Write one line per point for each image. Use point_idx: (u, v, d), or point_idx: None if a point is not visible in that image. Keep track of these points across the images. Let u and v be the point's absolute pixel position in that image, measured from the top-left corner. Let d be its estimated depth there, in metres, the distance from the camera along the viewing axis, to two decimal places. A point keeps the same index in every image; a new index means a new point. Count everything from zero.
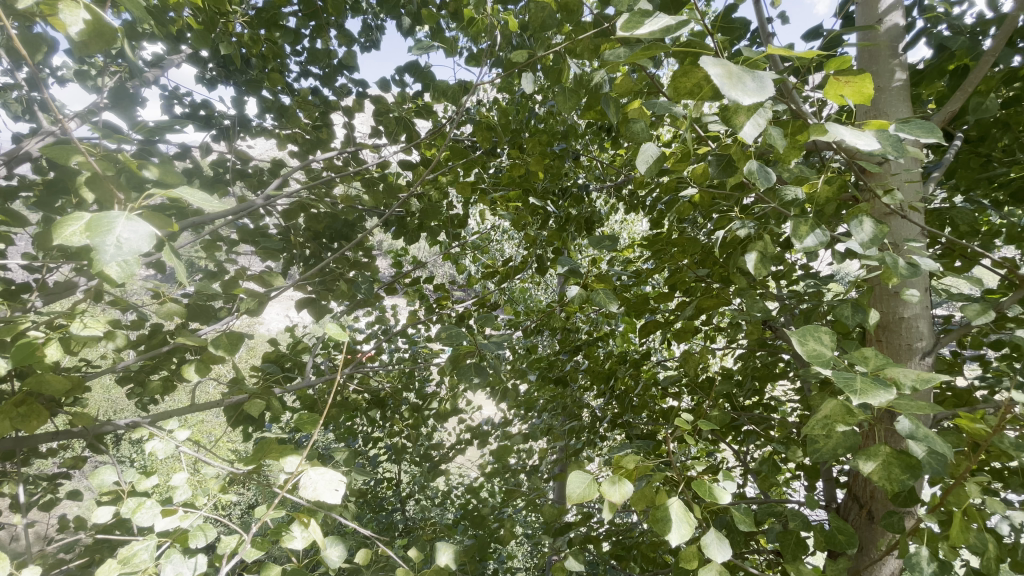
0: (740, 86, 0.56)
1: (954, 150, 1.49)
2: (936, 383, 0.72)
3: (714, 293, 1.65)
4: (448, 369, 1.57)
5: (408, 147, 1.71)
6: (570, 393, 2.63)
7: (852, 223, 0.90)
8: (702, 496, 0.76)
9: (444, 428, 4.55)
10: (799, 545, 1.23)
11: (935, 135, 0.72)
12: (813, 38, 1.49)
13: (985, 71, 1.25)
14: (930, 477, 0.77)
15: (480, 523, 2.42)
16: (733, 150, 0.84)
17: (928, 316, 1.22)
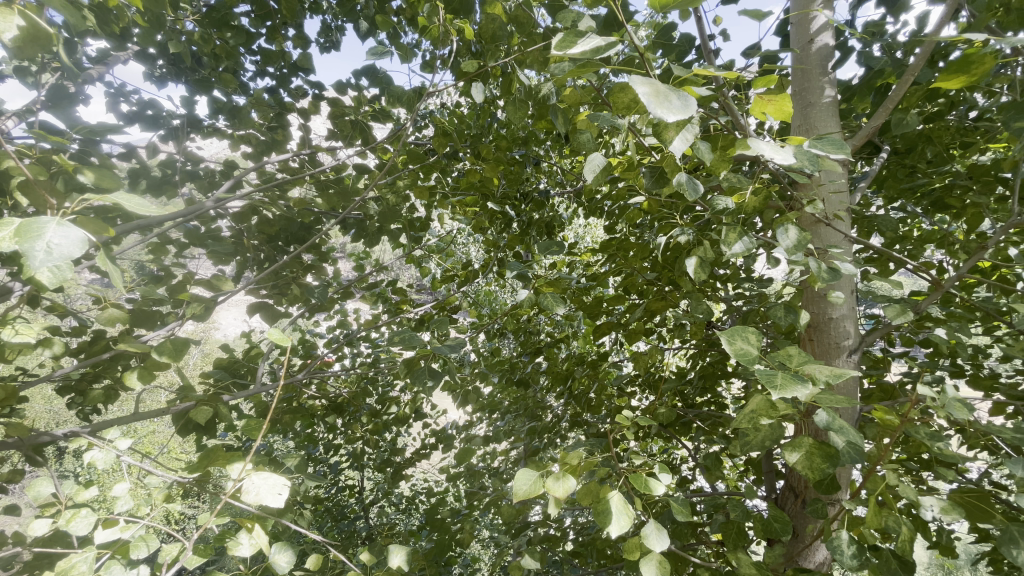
0: (665, 104, 0.61)
1: (879, 162, 1.61)
2: (848, 377, 0.79)
3: (664, 296, 1.71)
4: (403, 374, 1.60)
5: (364, 150, 1.71)
6: (532, 396, 2.67)
7: (779, 231, 0.97)
8: (638, 488, 0.80)
9: (409, 433, 4.52)
10: (740, 534, 1.29)
11: (847, 151, 0.78)
12: (752, 55, 1.57)
13: (904, 90, 1.36)
14: (846, 464, 0.84)
15: (442, 527, 2.42)
16: (669, 162, 0.90)
17: (854, 317, 1.32)
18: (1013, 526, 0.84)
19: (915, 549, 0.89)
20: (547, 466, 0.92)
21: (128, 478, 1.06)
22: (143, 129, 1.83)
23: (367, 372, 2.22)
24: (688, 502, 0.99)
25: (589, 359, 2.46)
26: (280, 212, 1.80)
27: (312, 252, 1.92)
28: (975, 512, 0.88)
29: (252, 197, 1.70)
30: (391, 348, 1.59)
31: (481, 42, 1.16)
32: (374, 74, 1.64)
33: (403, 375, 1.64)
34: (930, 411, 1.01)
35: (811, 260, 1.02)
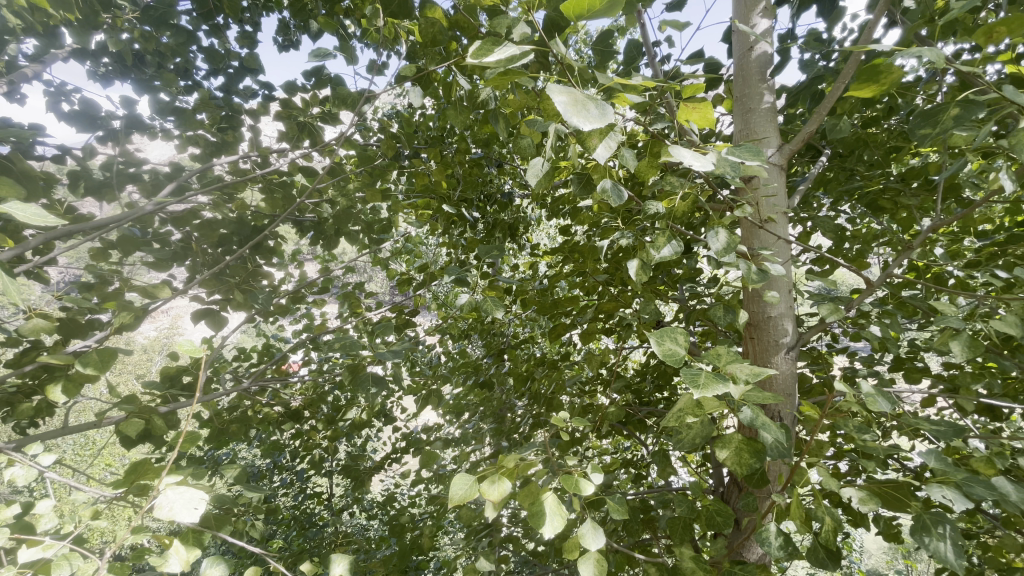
0: (580, 113, 0.62)
1: (818, 165, 1.67)
2: (766, 375, 0.82)
3: (617, 296, 1.74)
4: (346, 379, 1.61)
5: (309, 153, 1.68)
6: (494, 397, 2.68)
7: (710, 233, 1.00)
8: (569, 489, 0.81)
9: (379, 436, 4.48)
10: (686, 529, 1.32)
11: (763, 159, 0.81)
12: (696, 61, 1.62)
13: (835, 97, 1.42)
14: (771, 459, 0.88)
15: (403, 531, 2.41)
16: (601, 169, 0.92)
17: (792, 316, 1.37)
18: (925, 514, 0.87)
19: (839, 539, 0.93)
20: (485, 469, 0.92)
21: (51, 495, 1.02)
22: (81, 131, 1.76)
23: (323, 378, 2.19)
24: (626, 500, 1.01)
25: (551, 359, 2.48)
26: (227, 216, 1.75)
27: (261, 256, 1.88)
28: (892, 501, 0.91)
29: (195, 201, 1.65)
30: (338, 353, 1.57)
31: (422, 44, 1.16)
32: (321, 75, 1.62)
33: (347, 381, 1.62)
34: (856, 404, 1.05)
35: (742, 262, 1.06)
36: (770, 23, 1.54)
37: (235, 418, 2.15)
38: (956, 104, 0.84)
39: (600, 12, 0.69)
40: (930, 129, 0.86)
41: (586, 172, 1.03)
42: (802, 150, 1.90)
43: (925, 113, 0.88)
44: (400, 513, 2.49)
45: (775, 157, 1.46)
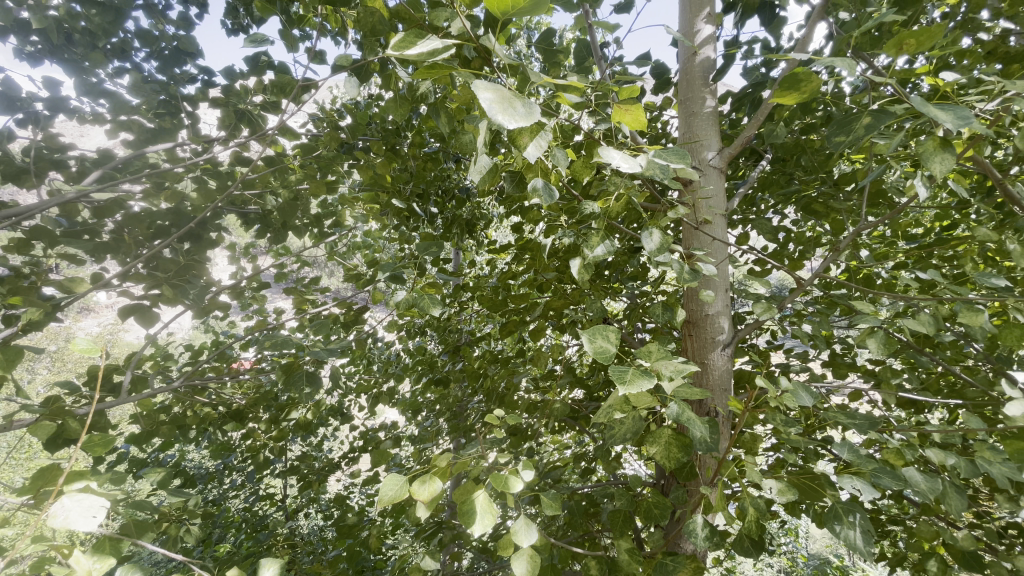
0: (504, 111, 0.62)
1: (758, 168, 1.73)
2: (687, 372, 0.85)
3: (566, 293, 1.76)
4: (280, 378, 1.55)
5: (246, 142, 1.61)
6: (449, 395, 2.66)
7: (645, 234, 1.03)
8: (498, 487, 0.81)
9: (336, 436, 4.38)
10: (626, 521, 1.35)
11: (690, 162, 0.83)
12: (644, 63, 1.64)
13: (770, 105, 1.48)
14: (698, 452, 0.91)
15: (351, 533, 2.36)
16: (537, 167, 0.92)
17: (728, 314, 1.42)
18: (838, 503, 0.91)
19: (760, 528, 0.97)
20: (418, 469, 0.91)
21: None
22: None
23: (268, 376, 2.12)
24: (560, 497, 1.03)
25: (506, 356, 2.49)
26: (159, 206, 1.66)
27: (197, 249, 1.79)
28: (810, 492, 0.97)
29: (121, 190, 1.55)
30: (274, 351, 1.51)
31: (362, 33, 1.13)
32: (260, 61, 1.55)
33: (281, 381, 1.57)
34: (781, 398, 1.10)
35: (676, 262, 1.10)
36: (714, 29, 1.58)
37: (170, 418, 2.06)
38: (867, 114, 0.88)
39: (527, 9, 0.69)
40: (845, 136, 0.91)
41: (521, 171, 1.03)
42: (744, 154, 1.97)
43: (841, 122, 0.92)
44: (348, 514, 2.44)
45: (715, 159, 1.50)
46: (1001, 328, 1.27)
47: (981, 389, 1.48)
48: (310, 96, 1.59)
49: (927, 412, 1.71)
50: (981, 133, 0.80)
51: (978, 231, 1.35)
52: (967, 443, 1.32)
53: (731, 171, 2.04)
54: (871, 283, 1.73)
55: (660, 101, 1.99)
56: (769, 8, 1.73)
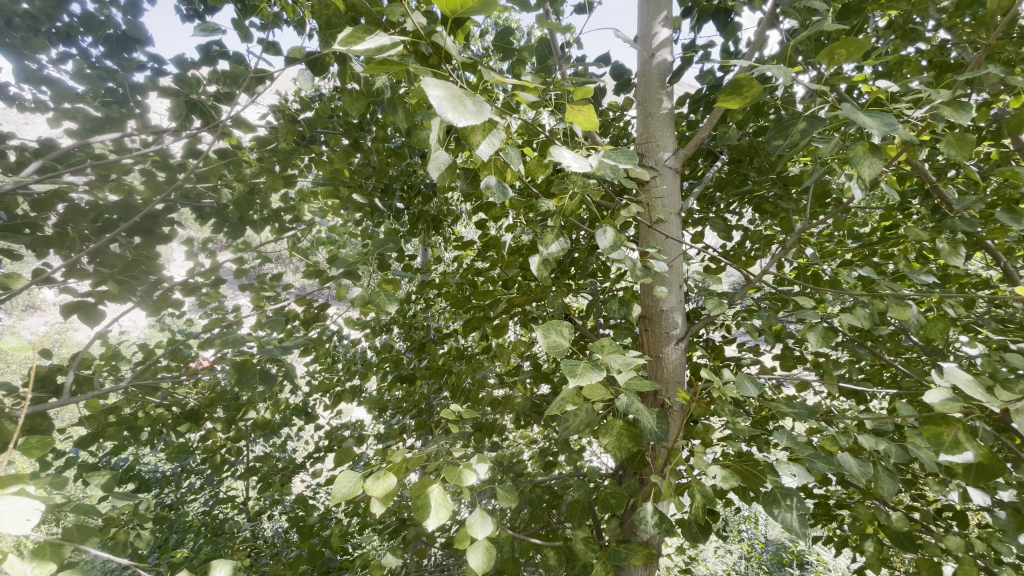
0: (454, 108, 0.63)
1: (713, 169, 1.80)
2: (636, 365, 0.88)
3: (528, 289, 1.78)
4: (232, 377, 1.52)
5: (197, 134, 1.56)
6: (415, 393, 2.66)
7: (599, 232, 1.07)
8: (451, 480, 0.82)
9: (300, 436, 4.29)
10: (584, 511, 1.39)
11: (638, 162, 0.86)
12: (603, 63, 1.68)
13: (722, 108, 1.54)
14: (647, 441, 0.95)
15: (312, 533, 2.32)
16: (492, 165, 0.93)
17: (681, 309, 1.47)
18: (777, 488, 0.96)
19: (705, 513, 1.01)
20: (373, 465, 0.91)
21: None
22: None
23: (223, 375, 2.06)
24: (515, 488, 1.05)
25: (471, 353, 2.50)
26: (105, 199, 1.60)
27: (147, 244, 1.73)
28: (752, 478, 1.01)
29: (61, 182, 1.49)
30: (226, 349, 1.47)
31: (320, 25, 1.12)
32: (213, 51, 1.51)
33: (231, 379, 1.54)
34: (727, 388, 1.16)
35: (630, 259, 1.14)
36: (670, 32, 1.63)
37: (118, 420, 1.98)
38: (803, 119, 0.93)
39: (477, 8, 0.70)
40: (783, 140, 0.95)
41: (478, 168, 1.04)
42: (701, 154, 2.03)
43: (780, 125, 0.97)
44: (309, 515, 2.40)
45: (671, 160, 1.55)
46: (928, 322, 1.36)
47: (914, 379, 1.57)
48: (265, 88, 1.55)
49: (867, 402, 1.81)
50: (904, 139, 0.86)
51: (911, 231, 1.44)
52: (899, 430, 1.40)
53: (689, 171, 2.11)
54: (817, 280, 1.82)
55: (621, 101, 2.03)
56: (723, 14, 1.78)
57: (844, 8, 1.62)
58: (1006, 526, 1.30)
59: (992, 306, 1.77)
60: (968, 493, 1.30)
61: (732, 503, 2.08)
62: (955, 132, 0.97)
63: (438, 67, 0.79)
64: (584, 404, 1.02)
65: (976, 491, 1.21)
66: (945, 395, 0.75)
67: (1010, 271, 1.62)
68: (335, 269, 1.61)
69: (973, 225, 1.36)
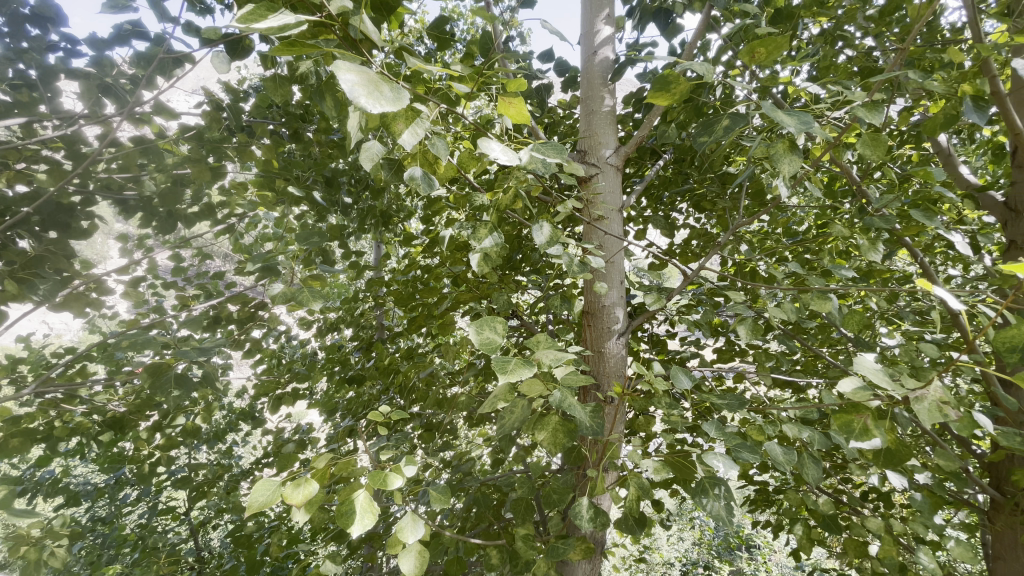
0: (368, 94, 0.59)
1: (655, 166, 1.83)
2: (565, 360, 0.87)
3: (474, 285, 1.76)
4: (146, 382, 1.43)
5: (109, 120, 1.44)
6: (363, 394, 2.58)
7: (535, 227, 1.06)
8: (376, 484, 0.79)
9: (247, 441, 4.10)
10: (527, 508, 1.38)
11: (567, 156, 0.85)
12: (547, 58, 1.67)
13: (661, 107, 1.56)
14: (581, 435, 0.95)
15: (252, 542, 2.22)
16: (421, 157, 0.90)
17: (623, 305, 1.49)
18: (706, 477, 0.98)
19: (638, 506, 1.02)
20: (295, 472, 0.86)
21: None
22: None
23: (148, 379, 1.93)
24: (449, 489, 1.03)
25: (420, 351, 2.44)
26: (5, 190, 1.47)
27: (56, 240, 1.60)
28: (683, 468, 1.03)
29: None
30: (139, 351, 1.38)
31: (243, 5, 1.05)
32: (126, 31, 1.40)
33: (144, 384, 1.44)
34: (661, 379, 1.18)
35: (567, 254, 1.14)
36: (613, 30, 1.64)
37: (27, 430, 1.82)
38: (727, 116, 0.95)
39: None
40: (708, 137, 0.97)
41: (402, 158, 1.02)
42: (645, 153, 2.07)
43: (706, 123, 0.98)
44: (248, 523, 2.29)
45: (612, 157, 1.56)
46: (849, 314, 1.42)
47: (840, 369, 1.65)
48: (187, 72, 1.45)
49: (800, 393, 1.89)
50: (821, 137, 0.88)
51: (835, 229, 1.51)
52: (825, 418, 1.47)
53: (634, 169, 2.14)
54: (753, 276, 1.89)
55: (567, 98, 2.03)
56: (664, 14, 1.80)
57: (776, 12, 1.67)
58: (920, 505, 1.38)
59: (912, 299, 1.87)
60: (886, 476, 1.37)
61: (677, 494, 2.13)
62: (871, 131, 1.01)
63: (360, 53, 0.76)
64: (520, 400, 1.01)
65: (892, 474, 1.28)
66: (857, 383, 0.76)
67: (926, 266, 1.72)
68: (256, 263, 1.59)
69: (889, 222, 1.43)
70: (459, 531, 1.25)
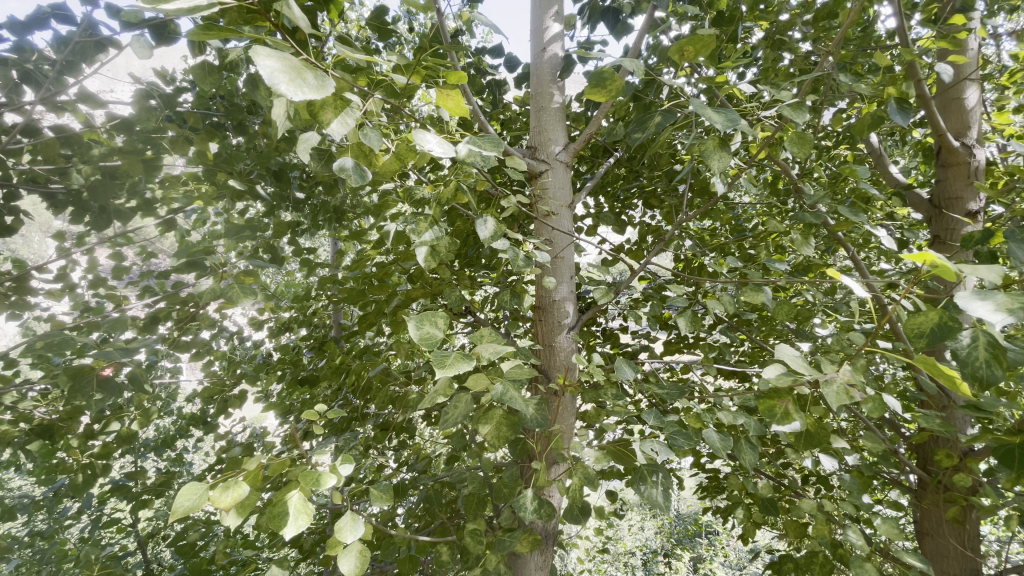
0: (290, 82, 0.58)
1: (606, 163, 1.86)
2: (504, 354, 0.88)
3: (427, 281, 1.75)
4: (65, 385, 1.35)
5: (26, 109, 1.36)
6: (317, 395, 2.52)
7: (479, 222, 1.06)
8: (308, 484, 0.78)
9: (199, 448, 3.93)
10: (479, 503, 1.38)
11: (503, 151, 0.86)
12: (497, 54, 1.68)
13: (609, 104, 1.59)
14: (523, 427, 0.96)
15: (197, 550, 2.13)
16: (357, 148, 0.89)
17: (573, 299, 1.51)
18: (644, 466, 1.01)
19: (581, 495, 1.04)
20: (225, 474, 0.83)
21: None
22: None
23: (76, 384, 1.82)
24: (392, 488, 1.02)
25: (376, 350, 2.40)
26: None
27: None
28: (623, 457, 1.06)
29: None
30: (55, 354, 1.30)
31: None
32: (47, 13, 1.31)
33: (63, 388, 1.36)
34: (605, 371, 1.20)
35: (513, 249, 1.14)
36: (562, 27, 1.65)
37: None
38: (659, 112, 0.97)
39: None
40: (643, 133, 0.99)
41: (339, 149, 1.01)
42: (598, 150, 2.09)
43: (641, 120, 1.01)
44: (193, 531, 2.19)
45: (562, 154, 1.57)
46: (785, 306, 1.49)
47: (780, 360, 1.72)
48: (114, 58, 1.38)
49: (744, 382, 1.96)
50: (748, 135, 0.92)
51: (773, 224, 1.57)
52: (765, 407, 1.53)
53: (588, 167, 2.17)
54: (700, 270, 1.94)
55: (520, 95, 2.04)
56: (612, 14, 1.84)
57: (718, 15, 1.72)
58: (850, 485, 1.46)
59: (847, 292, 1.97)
60: (818, 458, 1.44)
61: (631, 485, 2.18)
62: (797, 131, 1.06)
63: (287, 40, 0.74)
64: (463, 394, 1.01)
65: (825, 458, 1.34)
66: (780, 369, 0.80)
67: (858, 260, 1.81)
68: (183, 260, 1.53)
69: (821, 217, 1.51)
70: (408, 531, 1.24)
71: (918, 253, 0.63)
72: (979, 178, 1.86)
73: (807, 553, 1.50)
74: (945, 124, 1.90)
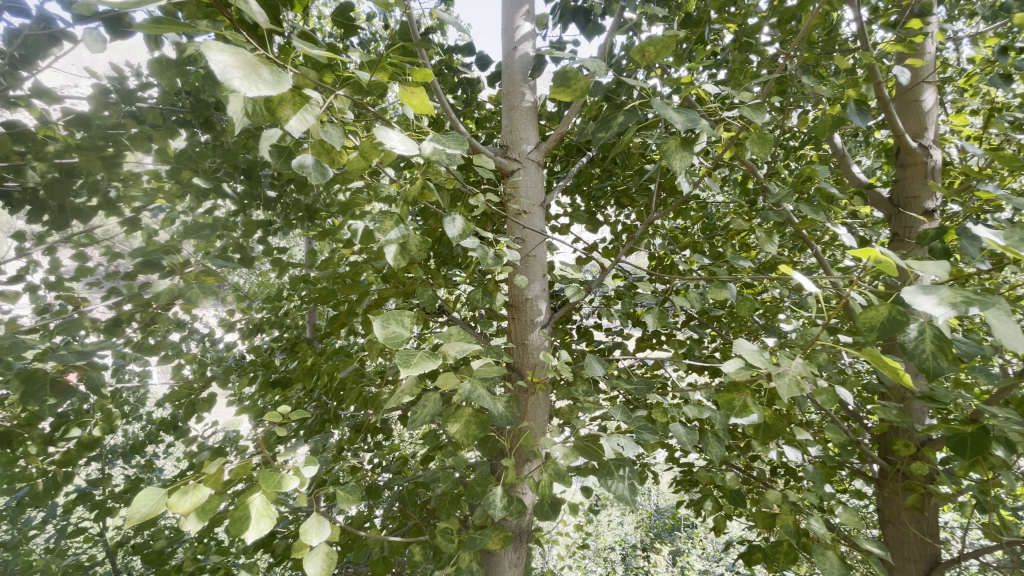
0: (244, 77, 0.57)
1: (578, 162, 1.88)
2: (470, 352, 0.88)
3: (399, 280, 1.74)
4: (17, 390, 1.31)
5: None
6: (291, 397, 2.48)
7: (447, 220, 1.06)
8: (270, 485, 0.77)
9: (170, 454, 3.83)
10: (452, 501, 1.38)
11: (468, 149, 0.86)
12: (468, 52, 1.67)
13: (579, 104, 1.60)
14: (491, 425, 0.96)
15: (165, 557, 2.08)
16: (319, 146, 0.88)
17: (545, 297, 1.52)
18: (611, 460, 1.02)
19: (550, 491, 1.05)
20: (185, 479, 0.82)
21: None
22: None
23: None
24: (360, 489, 1.02)
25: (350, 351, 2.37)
26: None
27: None
28: (591, 453, 1.07)
29: None
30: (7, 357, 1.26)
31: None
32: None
33: (15, 392, 1.31)
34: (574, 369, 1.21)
35: (481, 247, 1.14)
36: (533, 27, 1.66)
37: None
38: (622, 112, 0.99)
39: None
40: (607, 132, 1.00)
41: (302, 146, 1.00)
42: (571, 149, 2.11)
43: (605, 119, 1.02)
44: (161, 537, 2.14)
45: (533, 153, 1.58)
46: (751, 303, 1.52)
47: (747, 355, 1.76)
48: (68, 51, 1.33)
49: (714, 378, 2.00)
50: (708, 134, 0.94)
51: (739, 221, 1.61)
52: None
53: (561, 165, 2.18)
54: (671, 268, 1.97)
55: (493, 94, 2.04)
56: (583, 15, 1.85)
57: (686, 17, 1.75)
58: (813, 475, 1.50)
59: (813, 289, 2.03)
60: (783, 450, 1.47)
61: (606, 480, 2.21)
62: (758, 131, 1.08)
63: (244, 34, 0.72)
64: (433, 394, 1.00)
65: (789, 449, 1.37)
66: (739, 363, 0.81)
67: (823, 257, 1.87)
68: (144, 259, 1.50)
69: (784, 216, 1.54)
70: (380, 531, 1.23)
71: (863, 249, 0.65)
72: (935, 177, 1.93)
73: (773, 542, 1.54)
74: (904, 125, 1.97)
